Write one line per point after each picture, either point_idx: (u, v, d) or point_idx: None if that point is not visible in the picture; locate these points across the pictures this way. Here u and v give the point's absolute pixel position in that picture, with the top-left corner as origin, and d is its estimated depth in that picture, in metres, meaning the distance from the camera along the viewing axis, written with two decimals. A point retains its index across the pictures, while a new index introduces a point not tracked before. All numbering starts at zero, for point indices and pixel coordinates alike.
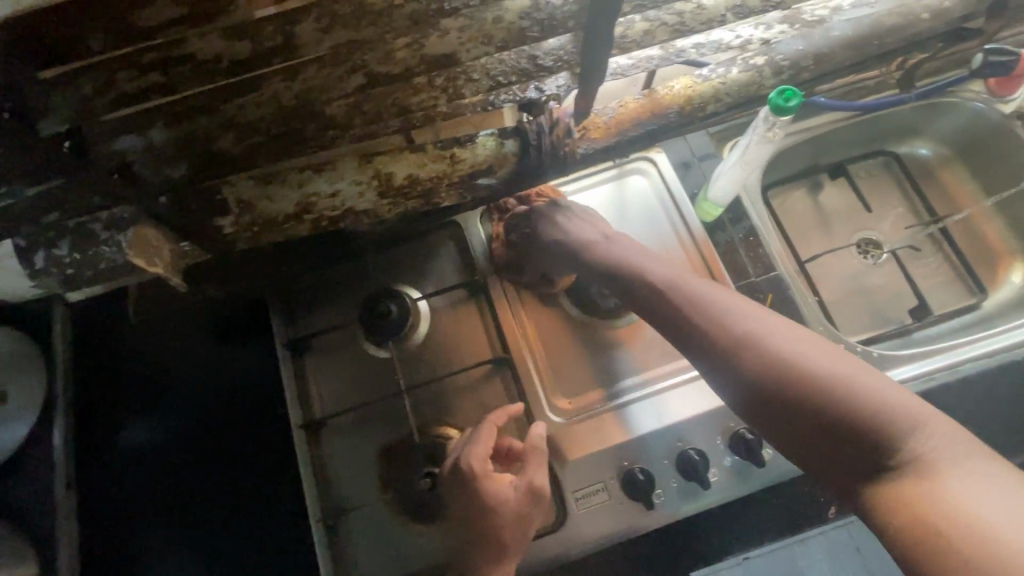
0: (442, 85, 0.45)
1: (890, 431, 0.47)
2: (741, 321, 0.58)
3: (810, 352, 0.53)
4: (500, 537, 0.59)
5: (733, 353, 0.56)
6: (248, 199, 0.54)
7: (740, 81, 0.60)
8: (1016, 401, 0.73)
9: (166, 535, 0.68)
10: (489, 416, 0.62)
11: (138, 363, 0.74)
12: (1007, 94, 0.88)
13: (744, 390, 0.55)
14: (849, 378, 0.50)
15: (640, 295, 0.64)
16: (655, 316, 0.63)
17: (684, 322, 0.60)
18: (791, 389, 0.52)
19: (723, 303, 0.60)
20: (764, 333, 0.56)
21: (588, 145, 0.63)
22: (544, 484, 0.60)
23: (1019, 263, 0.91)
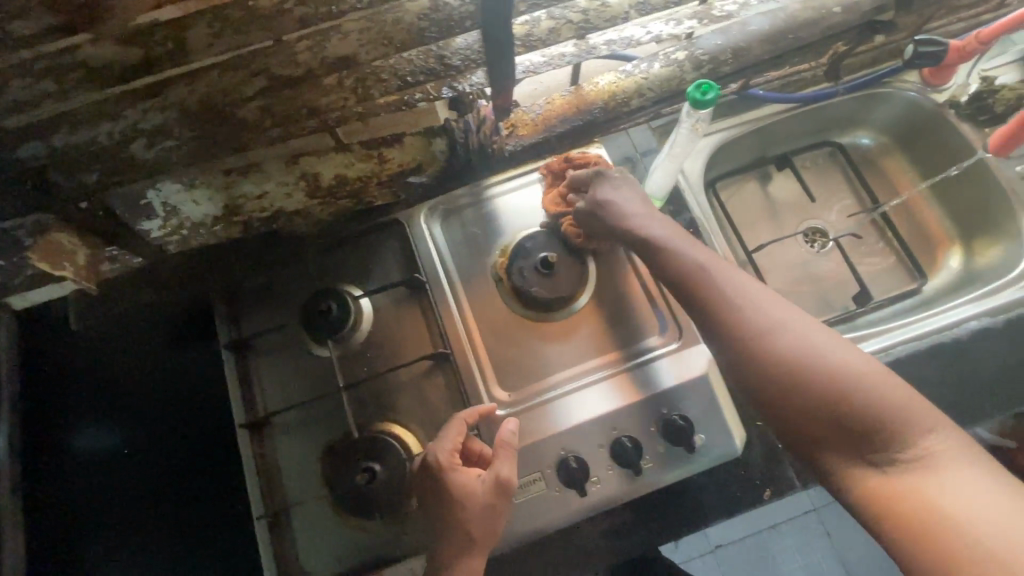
0: (352, 86, 0.46)
1: (905, 429, 0.51)
2: (777, 309, 0.59)
3: (841, 347, 0.56)
4: (468, 530, 0.59)
5: (771, 339, 0.57)
6: (175, 204, 0.56)
7: (661, 76, 0.62)
8: (950, 385, 0.74)
9: (123, 535, 0.69)
10: (460, 414, 0.64)
11: (92, 374, 0.73)
12: (940, 83, 0.91)
13: (773, 375, 0.56)
14: (880, 376, 0.53)
15: (675, 274, 0.64)
16: (690, 295, 0.62)
17: (722, 304, 0.60)
18: (823, 377, 0.54)
19: (761, 291, 0.61)
20: (801, 323, 0.58)
21: (517, 142, 0.66)
22: (510, 476, 0.61)
23: (957, 248, 0.94)
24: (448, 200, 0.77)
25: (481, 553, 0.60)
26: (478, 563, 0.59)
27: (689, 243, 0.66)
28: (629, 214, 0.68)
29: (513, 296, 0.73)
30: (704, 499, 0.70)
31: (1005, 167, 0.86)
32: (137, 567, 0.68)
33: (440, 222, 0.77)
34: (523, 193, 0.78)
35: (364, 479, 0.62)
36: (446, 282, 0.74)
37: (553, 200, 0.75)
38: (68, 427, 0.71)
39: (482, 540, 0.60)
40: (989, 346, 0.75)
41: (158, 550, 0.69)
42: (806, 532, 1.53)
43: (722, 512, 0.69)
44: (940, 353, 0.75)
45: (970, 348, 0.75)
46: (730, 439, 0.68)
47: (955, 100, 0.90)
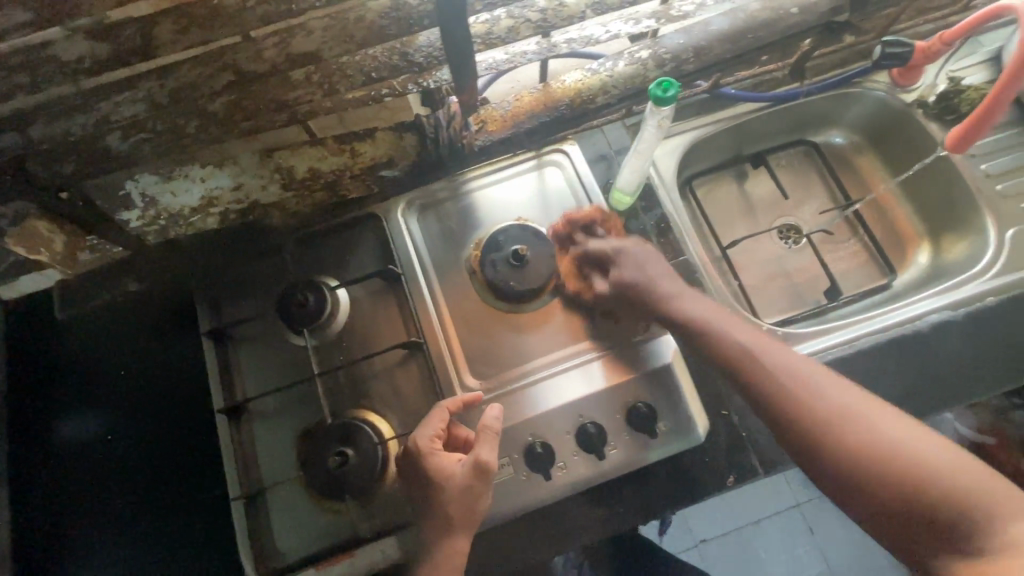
0: (318, 81, 0.49)
1: (977, 512, 0.51)
2: (830, 392, 0.61)
3: (897, 428, 0.58)
4: (447, 512, 0.62)
5: (826, 425, 0.60)
6: (152, 195, 0.58)
7: (626, 74, 0.64)
8: (915, 378, 0.76)
9: (105, 520, 0.71)
10: (443, 403, 0.67)
11: (77, 363, 0.75)
12: (909, 84, 0.93)
13: (835, 460, 0.59)
14: (947, 462, 0.55)
15: (727, 359, 0.67)
16: (743, 381, 0.65)
17: (777, 392, 0.63)
18: (884, 461, 0.56)
19: (816, 378, 0.63)
20: (855, 406, 0.60)
21: (486, 138, 0.67)
22: (490, 460, 0.62)
23: (926, 244, 0.96)
24: (425, 197, 0.79)
25: (462, 532, 0.62)
26: (461, 541, 0.61)
27: (738, 325, 0.69)
28: (668, 295, 0.70)
29: (486, 289, 0.75)
30: (670, 486, 0.72)
31: (970, 166, 0.88)
32: (117, 551, 0.70)
33: (416, 217, 0.79)
34: (498, 188, 0.80)
35: (336, 463, 0.63)
36: (422, 274, 0.76)
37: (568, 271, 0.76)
38: (54, 415, 0.74)
39: (466, 519, 0.62)
40: (951, 338, 0.77)
41: (136, 538, 0.70)
42: (789, 527, 1.55)
43: (687, 498, 0.71)
44: (902, 345, 0.77)
45: (932, 341, 0.77)
46: (692, 427, 0.70)
47: (923, 100, 0.92)
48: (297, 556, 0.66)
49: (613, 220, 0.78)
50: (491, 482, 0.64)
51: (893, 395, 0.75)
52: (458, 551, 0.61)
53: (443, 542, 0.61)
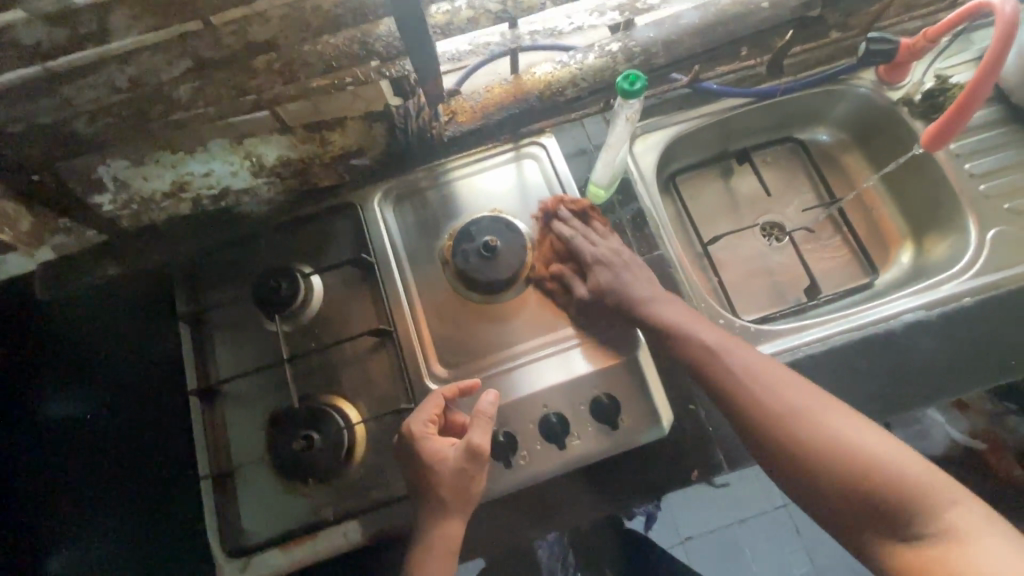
0: (280, 69, 0.50)
1: (875, 476, 0.56)
2: (798, 398, 0.62)
3: (822, 406, 0.61)
4: (440, 492, 0.62)
5: (791, 432, 0.60)
6: (123, 179, 0.60)
7: (595, 67, 0.65)
8: (887, 376, 0.76)
9: (93, 499, 0.74)
10: (439, 389, 0.68)
11: (65, 343, 0.78)
12: (896, 81, 0.92)
13: (799, 467, 0.60)
14: (892, 453, 0.57)
15: (699, 368, 0.67)
16: (714, 388, 0.66)
17: (738, 391, 0.64)
18: (847, 468, 0.57)
19: (775, 378, 0.64)
20: (823, 413, 0.60)
21: (456, 129, 0.68)
22: (481, 443, 0.63)
23: (908, 244, 0.95)
24: (403, 188, 0.80)
25: (458, 514, 0.63)
26: (455, 524, 0.62)
27: (707, 328, 0.70)
28: (642, 298, 0.71)
29: (457, 278, 0.76)
30: (635, 479, 0.72)
31: (954, 164, 0.87)
32: (105, 528, 0.73)
33: (393, 207, 0.80)
34: (475, 180, 0.81)
35: (301, 446, 0.65)
36: (395, 263, 0.77)
37: (544, 260, 0.77)
38: (40, 391, 0.76)
39: (463, 502, 0.63)
40: (924, 338, 0.77)
41: (112, 518, 0.73)
42: (776, 527, 1.54)
43: (652, 491, 0.72)
44: (874, 344, 0.77)
45: (905, 339, 0.77)
46: (659, 421, 0.69)
47: (909, 98, 0.91)
48: (262, 537, 0.67)
49: (596, 215, 0.80)
50: (485, 466, 0.64)
51: (864, 394, 0.75)
52: (450, 535, 0.62)
53: (439, 527, 0.62)
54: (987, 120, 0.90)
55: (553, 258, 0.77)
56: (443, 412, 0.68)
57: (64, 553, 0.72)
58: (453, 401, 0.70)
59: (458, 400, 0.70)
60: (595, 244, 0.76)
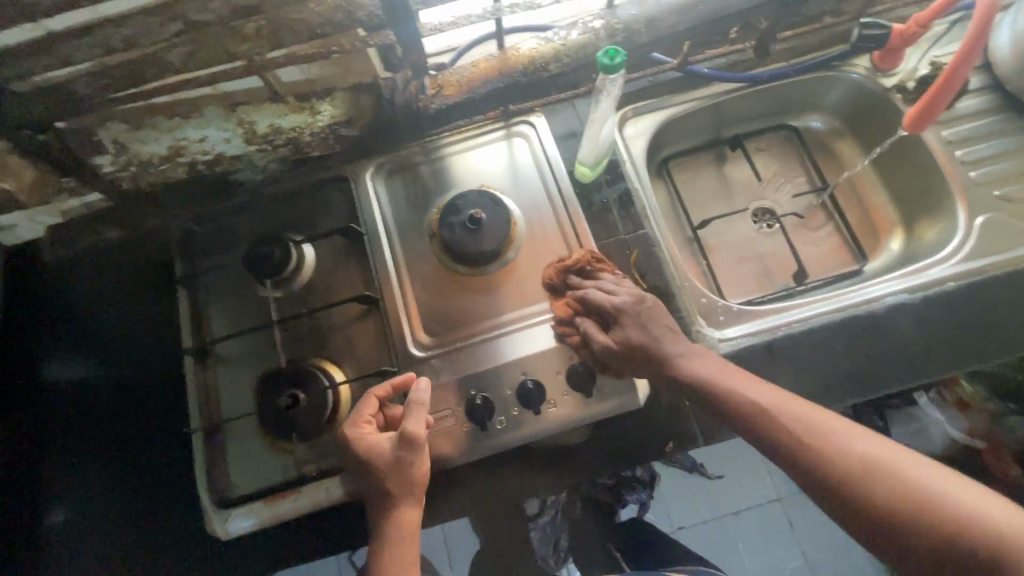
0: (267, 36, 0.53)
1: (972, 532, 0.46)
2: (860, 444, 0.54)
3: (892, 454, 0.53)
4: (383, 484, 0.64)
5: (857, 486, 0.52)
6: (120, 140, 0.63)
7: (577, 43, 0.67)
8: (867, 357, 0.76)
9: (72, 463, 0.75)
10: (372, 390, 0.68)
11: (64, 313, 0.83)
12: (889, 68, 0.92)
13: (878, 528, 0.50)
14: (988, 508, 0.47)
15: (743, 420, 0.60)
16: (764, 442, 0.59)
17: (791, 443, 0.57)
18: (933, 527, 0.48)
19: (830, 424, 0.56)
20: (892, 460, 0.52)
21: (442, 102, 0.70)
22: (416, 432, 0.63)
23: (899, 231, 0.96)
24: (395, 163, 0.82)
25: (406, 500, 0.64)
26: (405, 511, 0.64)
27: (746, 379, 0.63)
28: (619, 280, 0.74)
29: (443, 250, 0.78)
30: (611, 448, 0.74)
31: (946, 152, 0.87)
32: (86, 489, 0.75)
33: (384, 180, 0.83)
34: (466, 158, 0.83)
35: (286, 403, 0.68)
36: (384, 235, 0.79)
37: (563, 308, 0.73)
38: None
39: (414, 488, 0.65)
40: (906, 321, 0.77)
41: (101, 480, 0.77)
42: (769, 519, 1.54)
43: (627, 462, 0.73)
44: (855, 325, 0.77)
45: (885, 320, 0.77)
46: (634, 394, 0.70)
47: (902, 85, 0.90)
48: (246, 491, 0.70)
49: (605, 266, 0.75)
50: (423, 451, 0.65)
51: (843, 374, 0.76)
52: (407, 521, 0.64)
53: (394, 511, 0.64)
54: (980, 107, 0.90)
55: (538, 233, 0.79)
56: (382, 409, 0.69)
57: (48, 517, 0.74)
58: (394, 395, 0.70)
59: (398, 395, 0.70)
60: (616, 292, 0.71)
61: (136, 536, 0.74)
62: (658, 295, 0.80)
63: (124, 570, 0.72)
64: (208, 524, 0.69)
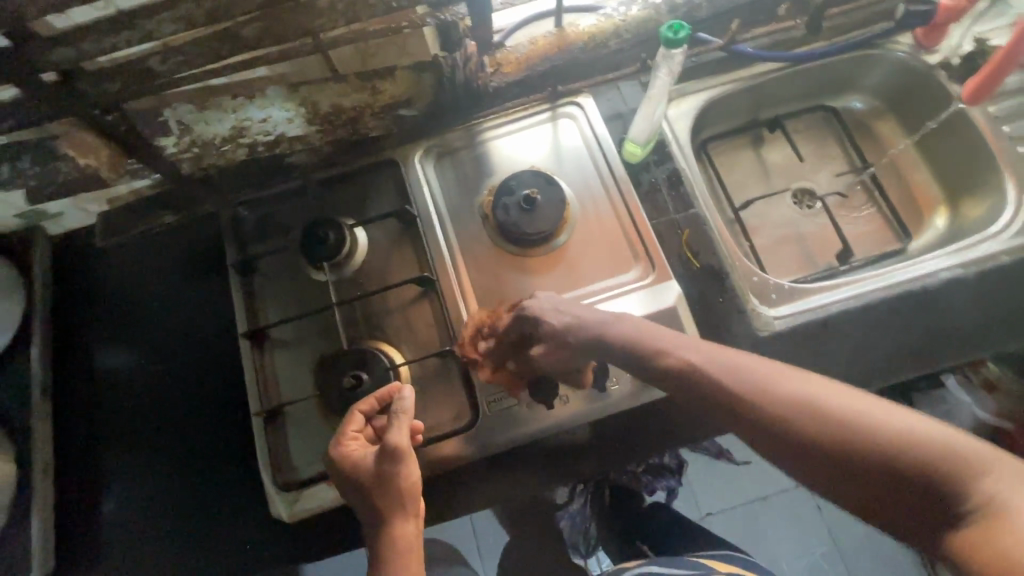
0: (343, 9, 0.54)
1: (876, 443, 0.46)
2: (797, 387, 0.51)
3: (801, 379, 0.52)
4: (373, 503, 0.60)
5: (774, 413, 0.51)
6: (186, 122, 0.68)
7: (639, 17, 0.76)
8: (921, 329, 0.76)
9: (136, 447, 0.78)
10: (355, 406, 0.64)
11: (113, 302, 0.83)
12: (932, 45, 0.92)
13: (818, 467, 0.49)
14: (892, 422, 0.47)
15: (670, 376, 0.59)
16: (703, 400, 0.56)
17: (712, 389, 0.55)
18: (849, 445, 0.47)
19: (749, 365, 0.55)
20: (802, 386, 0.51)
21: (500, 79, 0.78)
22: (398, 444, 0.59)
23: (942, 207, 0.96)
24: (443, 145, 0.81)
25: (402, 516, 0.60)
26: (401, 525, 0.59)
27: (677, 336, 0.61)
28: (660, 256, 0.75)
29: (497, 231, 0.78)
30: (672, 426, 0.72)
31: (992, 127, 0.87)
32: (148, 472, 0.77)
33: (433, 163, 0.81)
34: (513, 139, 0.82)
35: (351, 383, 0.68)
36: (437, 218, 0.78)
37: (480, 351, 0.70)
38: (92, 348, 0.82)
39: (405, 499, 0.60)
40: (960, 296, 0.77)
41: (154, 467, 0.77)
42: (799, 504, 1.51)
43: (688, 441, 0.72)
44: (910, 299, 0.77)
45: (939, 295, 0.77)
46: None
47: (946, 62, 0.91)
48: (311, 473, 0.70)
49: (635, 264, 0.76)
50: (411, 461, 0.61)
51: (899, 346, 0.76)
52: (403, 534, 0.59)
53: (389, 527, 0.59)
54: None
55: (591, 214, 0.79)
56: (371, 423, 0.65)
57: (109, 502, 0.76)
58: (383, 409, 0.66)
59: (385, 407, 0.66)
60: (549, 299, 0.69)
61: (189, 523, 0.74)
62: (710, 272, 0.80)
63: (188, 553, 0.73)
64: (272, 506, 0.69)
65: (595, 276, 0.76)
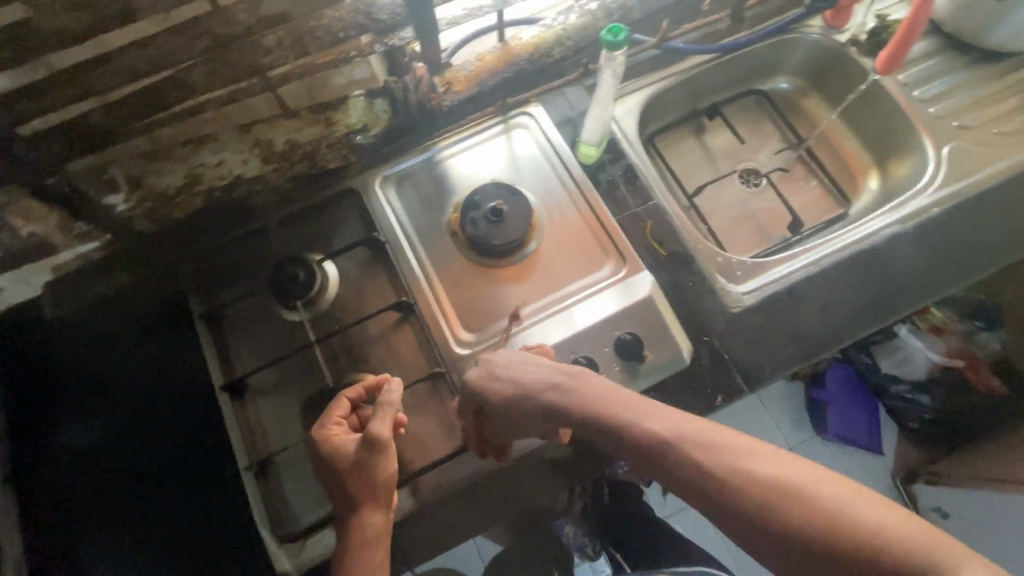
0: (290, 45, 0.55)
1: (844, 530, 0.45)
2: (768, 467, 0.49)
3: (756, 453, 0.51)
4: (346, 488, 0.61)
5: (735, 496, 0.49)
6: (135, 176, 0.63)
7: (578, 24, 0.78)
8: (878, 286, 0.82)
9: (111, 527, 0.74)
10: (343, 392, 0.65)
11: (69, 376, 0.78)
12: (841, 25, 0.99)
13: (793, 560, 0.46)
14: (856, 513, 0.45)
15: (636, 449, 0.55)
16: (661, 473, 0.54)
17: (675, 465, 0.52)
18: (820, 535, 0.45)
19: (706, 433, 0.53)
20: (761, 465, 0.49)
21: (453, 97, 0.78)
22: (380, 433, 0.61)
23: (873, 170, 1.03)
24: (402, 170, 0.81)
25: (377, 501, 0.62)
26: (372, 513, 0.61)
27: (635, 399, 0.58)
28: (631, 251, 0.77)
29: (469, 247, 0.79)
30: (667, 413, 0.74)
31: (904, 93, 0.95)
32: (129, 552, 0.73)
33: (395, 189, 0.81)
34: (468, 157, 0.83)
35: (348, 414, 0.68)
36: (406, 241, 0.78)
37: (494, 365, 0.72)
38: (57, 428, 0.77)
39: (379, 489, 0.62)
40: (903, 248, 0.83)
41: (137, 543, 0.73)
42: None
43: None
44: (860, 258, 0.83)
45: (885, 252, 0.83)
46: (678, 351, 0.74)
47: (856, 38, 0.98)
48: (310, 521, 0.67)
49: (607, 257, 0.78)
50: (389, 451, 0.63)
51: (860, 304, 0.81)
52: (372, 523, 0.61)
53: (360, 514, 0.61)
54: (926, 50, 0.98)
55: (557, 218, 0.81)
56: (354, 412, 0.67)
57: None
58: (367, 400, 0.68)
59: (369, 398, 0.67)
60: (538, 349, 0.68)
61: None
62: (678, 259, 0.83)
63: None
64: (273, 561, 0.66)
65: (572, 275, 0.77)
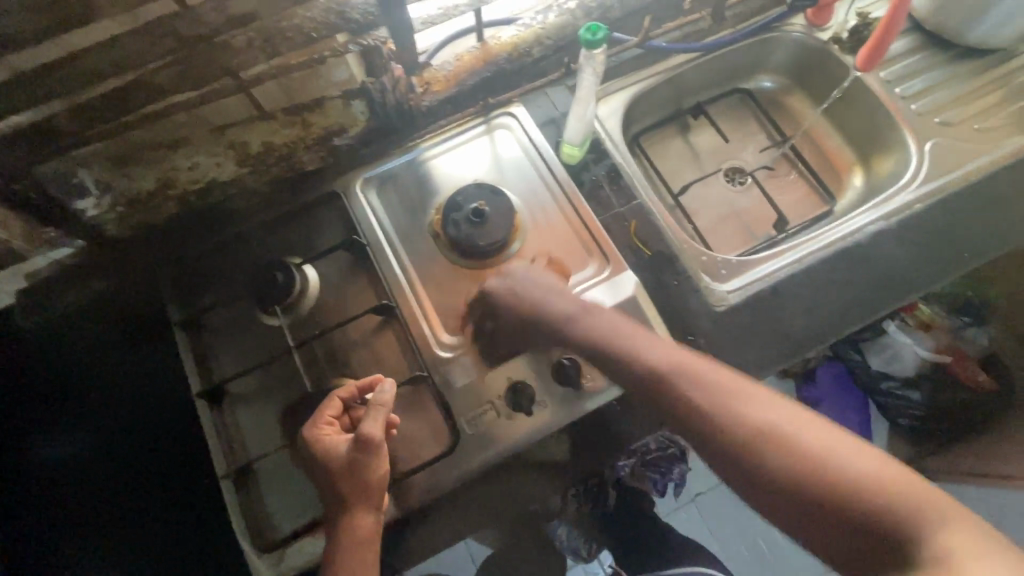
0: (260, 44, 0.54)
1: (828, 465, 0.49)
2: (767, 413, 0.54)
3: (761, 398, 0.56)
4: (336, 488, 0.60)
5: (735, 429, 0.55)
6: (107, 181, 0.66)
7: (555, 24, 0.78)
8: (862, 283, 0.81)
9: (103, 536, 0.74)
10: (337, 393, 0.64)
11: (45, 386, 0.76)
12: (823, 23, 1.00)
13: (774, 494, 0.51)
14: (845, 455, 0.50)
15: (648, 384, 0.62)
16: (667, 410, 0.60)
17: (682, 401, 0.58)
18: (806, 470, 0.50)
19: (717, 380, 0.59)
20: (762, 408, 0.55)
21: (431, 97, 0.78)
22: (371, 434, 0.60)
23: (858, 168, 1.03)
24: (383, 172, 0.80)
25: (367, 503, 0.61)
26: (360, 516, 0.60)
27: (651, 343, 0.64)
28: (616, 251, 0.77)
29: (451, 249, 0.78)
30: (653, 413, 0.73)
31: (886, 91, 0.95)
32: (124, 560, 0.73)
33: (376, 191, 0.80)
34: (450, 157, 0.82)
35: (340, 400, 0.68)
36: (387, 244, 0.77)
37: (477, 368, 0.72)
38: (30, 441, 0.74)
39: (371, 490, 0.61)
40: (888, 244, 0.83)
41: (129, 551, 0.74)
42: None
43: None
44: (845, 255, 0.83)
45: (871, 247, 0.83)
46: None
47: (837, 36, 0.98)
48: (291, 528, 0.66)
49: (590, 258, 0.78)
50: (381, 453, 0.61)
51: (846, 300, 0.80)
52: (361, 525, 0.60)
53: (349, 516, 0.60)
54: (908, 47, 0.98)
55: (540, 218, 0.80)
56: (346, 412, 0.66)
57: None
58: (359, 400, 0.66)
59: (362, 397, 0.66)
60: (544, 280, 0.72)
61: None
62: (662, 258, 0.82)
63: None
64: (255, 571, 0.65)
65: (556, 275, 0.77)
